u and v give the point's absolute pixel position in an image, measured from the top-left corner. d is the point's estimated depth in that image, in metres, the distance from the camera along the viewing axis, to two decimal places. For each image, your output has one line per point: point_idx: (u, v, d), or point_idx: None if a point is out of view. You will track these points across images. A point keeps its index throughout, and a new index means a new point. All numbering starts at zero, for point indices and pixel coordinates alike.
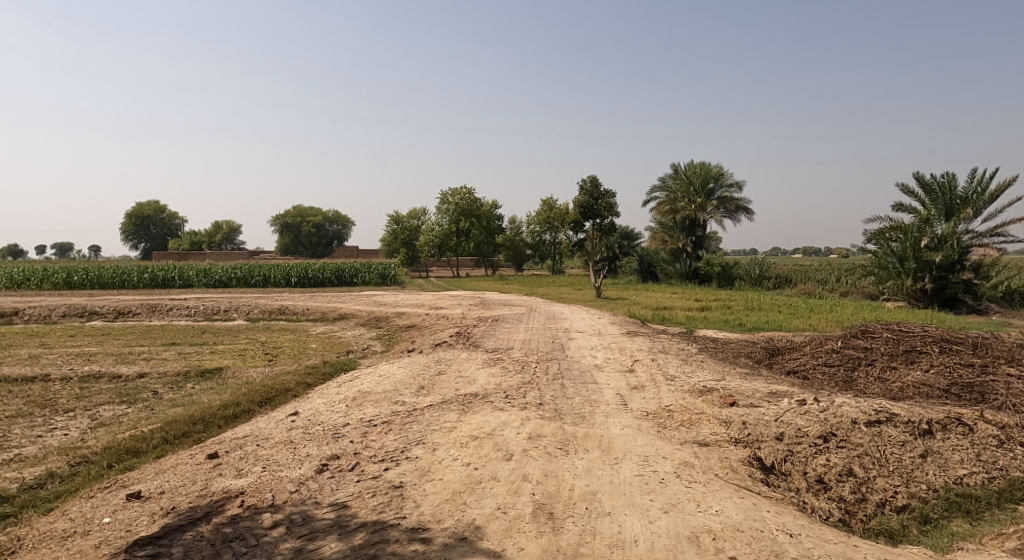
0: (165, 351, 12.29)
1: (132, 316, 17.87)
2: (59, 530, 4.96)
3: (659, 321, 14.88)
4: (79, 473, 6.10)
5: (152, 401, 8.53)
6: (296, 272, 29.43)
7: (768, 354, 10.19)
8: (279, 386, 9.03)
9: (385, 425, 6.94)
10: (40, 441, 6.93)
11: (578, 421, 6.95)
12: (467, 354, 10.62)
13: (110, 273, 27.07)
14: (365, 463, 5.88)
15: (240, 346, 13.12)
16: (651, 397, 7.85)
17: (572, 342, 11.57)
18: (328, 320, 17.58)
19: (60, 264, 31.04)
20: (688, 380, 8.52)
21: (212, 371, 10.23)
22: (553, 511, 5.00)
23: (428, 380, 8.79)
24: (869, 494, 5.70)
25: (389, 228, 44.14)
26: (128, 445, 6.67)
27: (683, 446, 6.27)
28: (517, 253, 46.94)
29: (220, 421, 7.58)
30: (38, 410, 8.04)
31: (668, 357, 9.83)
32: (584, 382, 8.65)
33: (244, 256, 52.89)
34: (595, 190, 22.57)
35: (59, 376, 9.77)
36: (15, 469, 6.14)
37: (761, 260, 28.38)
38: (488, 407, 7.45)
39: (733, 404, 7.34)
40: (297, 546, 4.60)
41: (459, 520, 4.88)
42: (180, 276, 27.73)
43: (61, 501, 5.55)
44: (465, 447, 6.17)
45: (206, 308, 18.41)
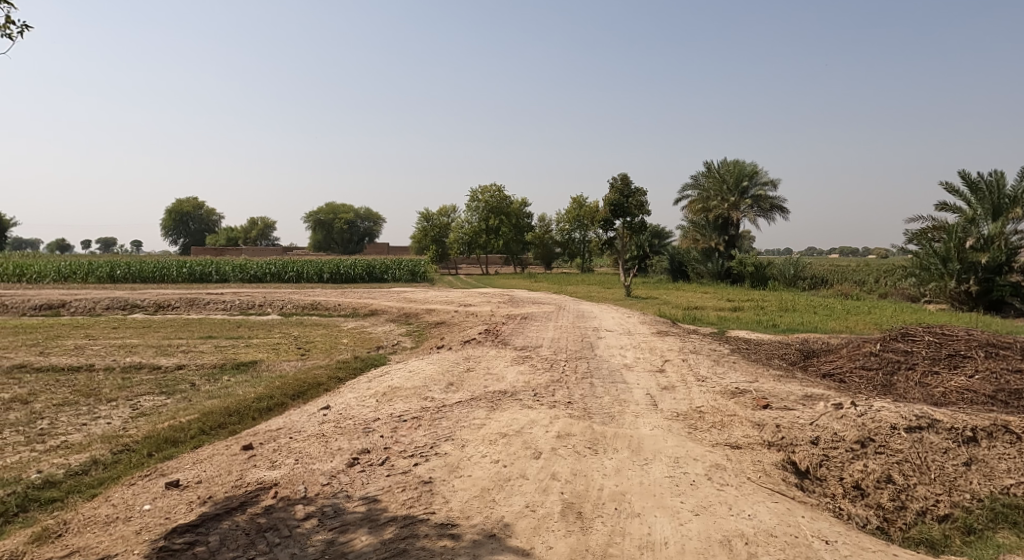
0: (202, 344, 12.61)
1: (171, 309, 18.40)
2: (103, 516, 5.13)
3: (690, 321, 14.71)
4: (121, 461, 6.30)
5: (189, 392, 8.77)
6: (327, 269, 29.84)
7: (802, 356, 9.96)
8: (311, 380, 9.19)
9: (414, 421, 7.00)
10: (84, 429, 7.18)
11: (608, 420, 6.91)
12: (496, 351, 10.64)
13: (150, 267, 27.94)
14: (395, 458, 5.94)
15: (274, 340, 13.37)
16: (681, 398, 7.77)
17: (601, 341, 11.50)
18: (359, 315, 17.81)
19: (104, 259, 32.07)
20: (720, 381, 8.41)
21: (247, 364, 10.47)
22: (581, 511, 4.98)
23: (458, 377, 8.85)
24: (909, 502, 5.55)
25: (419, 225, 44.26)
26: (166, 435, 6.85)
27: (715, 448, 6.17)
28: (546, 252, 47.29)
29: (255, 413, 7.76)
30: (83, 399, 8.33)
31: (699, 358, 9.72)
32: (613, 381, 8.61)
33: (278, 251, 54.04)
34: (626, 188, 22.38)
35: (103, 366, 10.11)
36: (62, 455, 6.38)
37: (796, 260, 27.59)
38: (516, 404, 7.46)
39: (766, 406, 7.18)
40: (329, 538, 4.66)
41: (488, 517, 4.90)
42: (217, 272, 28.47)
43: (104, 488, 5.75)
44: (493, 444, 6.19)
45: (242, 303, 18.84)
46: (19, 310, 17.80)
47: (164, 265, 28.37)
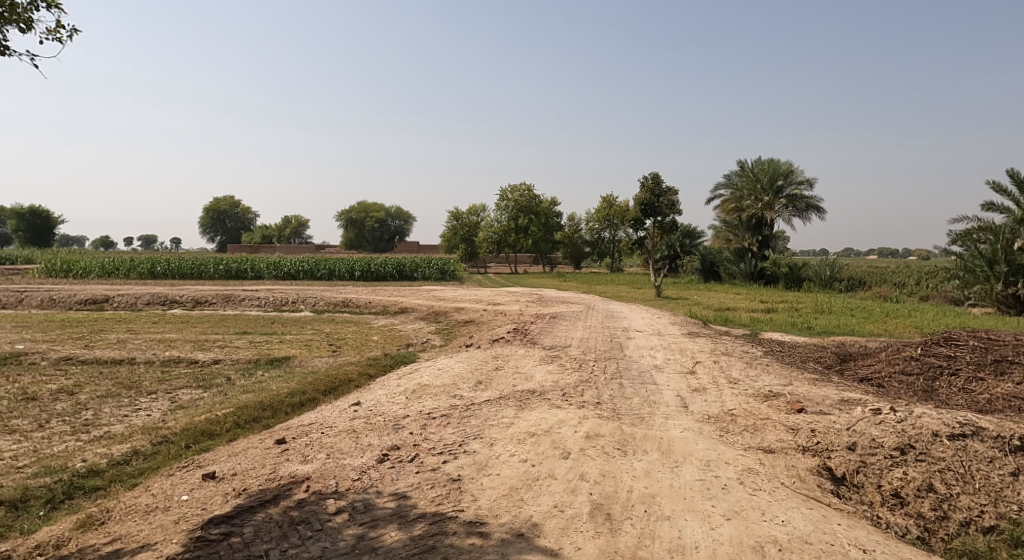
0: (238, 339, 12.91)
1: (209, 305, 18.86)
2: (143, 505, 5.29)
3: (721, 322, 14.49)
4: (161, 452, 6.48)
5: (225, 386, 8.99)
6: (358, 267, 30.16)
7: (838, 360, 9.72)
8: (343, 377, 9.32)
9: (444, 418, 7.05)
10: (126, 420, 7.41)
11: (637, 421, 6.86)
12: (524, 350, 10.64)
13: (189, 264, 28.69)
14: (424, 455, 5.98)
15: (306, 336, 13.63)
16: (712, 400, 7.65)
17: (631, 341, 11.40)
18: (390, 313, 18.00)
19: (145, 256, 33.05)
20: (753, 383, 8.25)
21: (280, 359, 10.68)
22: (610, 512, 4.95)
23: (486, 376, 8.88)
24: (952, 512, 5.38)
25: (449, 224, 44.49)
26: (203, 427, 7.03)
27: (747, 452, 6.07)
28: (575, 251, 47.17)
29: (288, 408, 7.91)
30: (125, 391, 8.60)
31: (731, 360, 9.55)
32: (643, 382, 8.53)
33: (311, 249, 55.07)
34: (657, 187, 22.12)
35: (144, 359, 10.43)
36: (105, 445, 6.59)
37: (832, 261, 26.87)
38: (545, 404, 7.45)
39: (801, 410, 7.03)
40: (360, 533, 4.72)
41: (516, 516, 4.90)
42: (252, 269, 29.07)
43: (145, 477, 5.93)
44: (522, 443, 6.19)
45: (275, 299, 19.21)
46: (66, 304, 18.44)
47: (202, 262, 29.09)
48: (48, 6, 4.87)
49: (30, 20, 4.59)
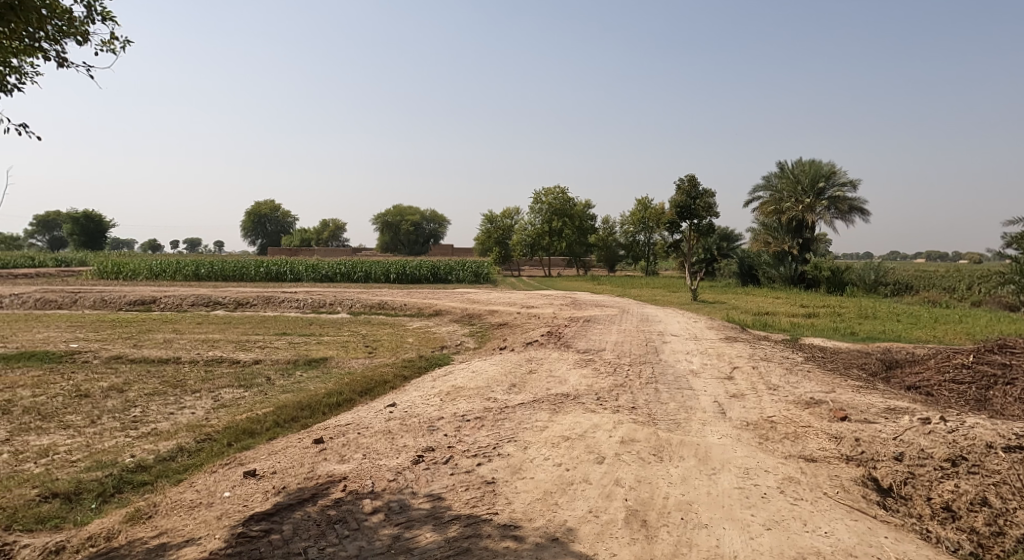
0: (278, 340, 13.21)
1: (250, 306, 19.36)
2: (188, 500, 5.45)
3: (760, 327, 14.19)
4: (204, 449, 6.67)
5: (265, 386, 9.21)
6: (394, 269, 30.55)
7: (883, 367, 9.40)
8: (379, 378, 9.45)
9: (478, 421, 7.07)
10: (171, 418, 7.65)
11: (673, 427, 6.76)
12: (558, 354, 10.61)
13: (231, 266, 29.52)
14: (458, 457, 6.01)
15: (344, 337, 13.86)
16: (751, 406, 7.49)
17: (667, 346, 11.25)
18: (424, 315, 18.17)
19: (190, 258, 34.14)
20: (794, 390, 8.04)
21: (318, 360, 10.88)
22: (646, 519, 4.89)
23: (520, 379, 8.88)
24: (1008, 528, 5.11)
25: (483, 227, 44.56)
26: (245, 426, 7.20)
27: (787, 460, 5.92)
28: (609, 255, 46.70)
29: (325, 408, 8.04)
30: (171, 389, 8.89)
31: (770, 366, 9.32)
32: (679, 387, 8.40)
33: (348, 251, 56.07)
34: (693, 189, 21.81)
35: (188, 358, 10.76)
36: (152, 441, 6.82)
37: (876, 265, 26.03)
38: (579, 408, 7.40)
39: (844, 418, 6.82)
40: (396, 533, 4.76)
41: (551, 520, 4.88)
42: (292, 271, 29.76)
43: (189, 474, 6.11)
44: (556, 447, 6.17)
45: (314, 301, 19.60)
46: (116, 305, 19.17)
47: (243, 264, 29.87)
48: (103, 18, 5.07)
49: (86, 33, 4.78)
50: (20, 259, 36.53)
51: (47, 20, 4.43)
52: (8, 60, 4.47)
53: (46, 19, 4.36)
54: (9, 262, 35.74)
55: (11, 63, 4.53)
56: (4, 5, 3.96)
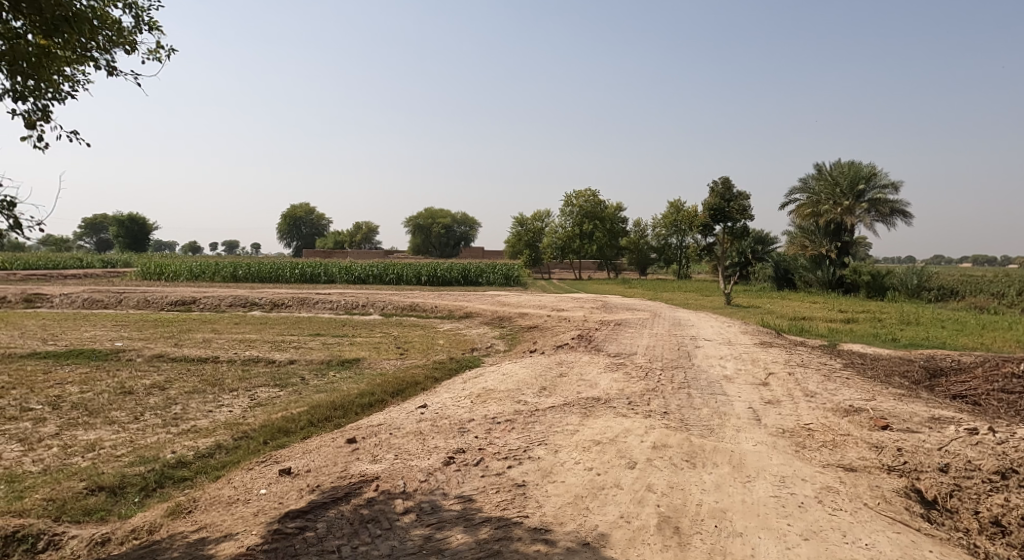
0: (312, 341, 13.45)
1: (285, 307, 19.74)
2: (226, 497, 5.58)
3: (797, 332, 13.88)
4: (241, 446, 6.82)
5: (300, 386, 9.37)
6: (425, 272, 30.81)
7: (927, 375, 9.09)
8: (410, 379, 9.54)
9: (508, 424, 7.07)
10: (210, 415, 7.84)
11: (707, 433, 6.66)
12: (589, 357, 10.55)
13: (267, 268, 30.16)
14: (488, 459, 6.03)
15: (376, 339, 14.02)
16: (787, 414, 7.32)
17: (700, 351, 11.08)
18: (454, 317, 18.28)
19: (228, 260, 35.00)
20: (832, 397, 7.83)
21: (351, 361, 11.04)
22: (679, 526, 4.81)
23: (551, 382, 8.86)
24: None
25: (514, 230, 44.23)
26: (280, 425, 7.34)
27: (825, 469, 5.76)
28: (641, 258, 46.31)
29: (358, 408, 8.15)
30: (210, 388, 9.12)
31: (807, 372, 9.10)
32: (712, 392, 8.26)
33: (381, 254, 56.78)
34: (727, 192, 21.49)
35: (226, 358, 11.03)
36: (192, 438, 7.01)
37: (920, 269, 25.18)
38: (610, 412, 7.35)
39: (886, 427, 6.62)
40: (427, 533, 4.79)
41: (582, 525, 4.85)
42: (326, 273, 30.30)
43: (226, 470, 6.26)
44: (587, 451, 6.13)
45: (347, 303, 19.89)
46: (159, 305, 19.77)
47: (279, 266, 30.54)
48: (150, 28, 5.23)
49: (134, 42, 4.95)
50: (70, 260, 37.99)
51: (98, 30, 4.59)
52: (61, 69, 4.64)
53: (97, 29, 4.52)
54: (61, 263, 37.17)
55: (63, 71, 4.70)
56: (58, 17, 4.12)
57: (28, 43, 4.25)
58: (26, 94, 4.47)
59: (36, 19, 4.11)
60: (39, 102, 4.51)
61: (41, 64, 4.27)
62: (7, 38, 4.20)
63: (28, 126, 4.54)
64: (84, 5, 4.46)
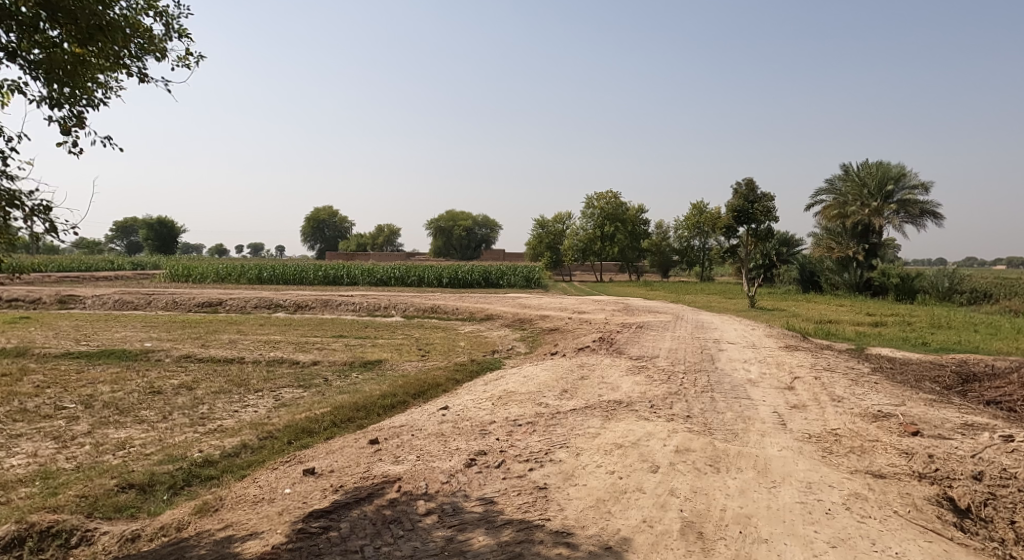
0: (335, 342, 13.60)
1: (309, 309, 19.99)
2: (251, 496, 5.66)
3: (823, 335, 13.64)
4: (266, 446, 6.91)
5: (323, 387, 9.48)
6: (447, 274, 30.96)
7: (959, 380, 8.87)
8: (431, 381, 9.58)
9: (529, 426, 7.06)
10: (236, 415, 7.97)
11: (730, 438, 6.57)
12: (610, 360, 10.50)
13: (291, 271, 30.58)
14: (510, 461, 6.03)
15: (397, 341, 14.11)
16: (813, 418, 7.19)
17: (723, 354, 10.95)
18: (476, 319, 18.33)
19: (253, 262, 35.51)
20: (860, 402, 7.68)
21: (373, 362, 11.13)
22: (702, 531, 4.75)
23: (572, 384, 8.83)
24: None
25: (535, 232, 44.48)
26: (303, 425, 7.43)
27: (853, 476, 5.65)
28: (663, 259, 45.97)
29: (380, 409, 8.21)
30: (236, 388, 9.28)
31: (834, 377, 8.93)
32: (736, 396, 8.16)
33: (402, 256, 57.22)
34: (751, 193, 21.24)
35: (252, 359, 11.20)
36: (218, 438, 7.13)
37: (951, 271, 24.54)
38: (632, 415, 7.29)
39: (916, 433, 6.49)
40: (449, 535, 4.80)
41: (604, 528, 4.82)
42: (348, 275, 30.59)
43: (252, 470, 6.35)
44: (609, 455, 6.09)
45: (369, 304, 20.07)
46: (186, 307, 20.16)
47: (303, 269, 30.96)
48: (180, 35, 5.34)
49: (164, 49, 5.05)
50: (102, 262, 38.92)
51: (131, 38, 4.70)
52: (95, 76, 4.76)
53: (130, 37, 4.63)
54: (92, 264, 38.12)
55: (97, 78, 4.82)
56: (92, 27, 4.22)
57: (64, 51, 4.38)
58: (61, 101, 4.59)
59: (71, 28, 4.22)
60: (74, 109, 4.63)
61: (77, 72, 4.38)
62: (44, 47, 4.32)
63: (63, 132, 4.66)
64: (118, 14, 4.57)
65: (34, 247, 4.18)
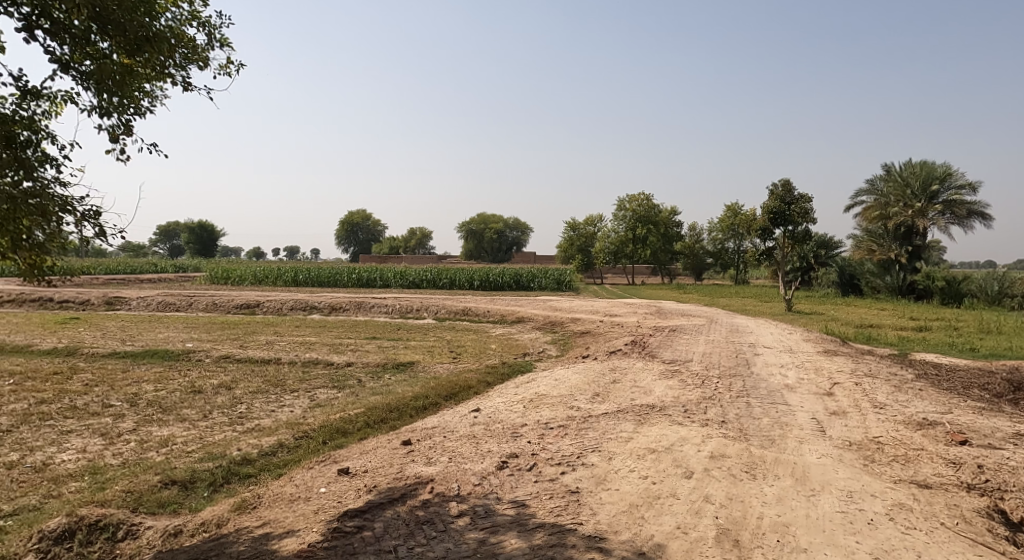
0: (368, 344, 13.77)
1: (343, 311, 20.31)
2: (288, 494, 5.77)
3: (864, 340, 13.23)
4: (301, 446, 7.04)
5: (357, 388, 9.62)
6: (478, 277, 31.13)
7: (1011, 388, 8.50)
8: (463, 383, 9.62)
9: (561, 429, 7.04)
10: (273, 415, 8.14)
11: (767, 444, 6.43)
12: (643, 363, 10.39)
13: (326, 273, 31.13)
14: (542, 465, 6.01)
15: (429, 343, 14.22)
16: (854, 426, 6.99)
17: (759, 358, 10.73)
18: (507, 322, 18.36)
19: (289, 265, 36.24)
20: (904, 409, 7.44)
21: (405, 364, 11.24)
22: (738, 539, 4.66)
23: (604, 388, 8.76)
24: None
25: (566, 235, 44.52)
26: (338, 426, 7.54)
27: (897, 485, 5.47)
28: (696, 262, 45.32)
29: (412, 411, 8.28)
30: (272, 388, 9.48)
31: (876, 383, 8.66)
32: (773, 402, 7.99)
33: (434, 259, 57.71)
34: (788, 194, 20.80)
35: (288, 360, 11.43)
36: (256, 436, 7.29)
37: (1001, 274, 23.48)
38: (665, 420, 7.20)
39: (965, 442, 6.26)
40: (481, 537, 4.81)
41: (637, 534, 4.76)
42: (381, 278, 30.95)
43: (288, 469, 6.47)
44: (642, 459, 6.02)
45: (402, 307, 20.26)
46: (225, 308, 20.69)
47: (337, 272, 31.48)
48: (222, 45, 5.48)
49: (207, 59, 5.20)
50: (146, 265, 40.25)
51: (176, 48, 4.85)
52: (142, 85, 4.92)
53: (175, 47, 4.78)
54: (137, 267, 39.52)
55: (144, 87, 4.98)
56: (140, 38, 4.37)
57: (113, 62, 4.54)
58: (110, 110, 4.76)
59: (121, 40, 4.38)
60: (122, 117, 4.80)
61: (125, 82, 4.55)
62: (94, 58, 4.50)
63: (111, 140, 4.84)
64: (164, 25, 4.72)
65: (84, 250, 4.35)
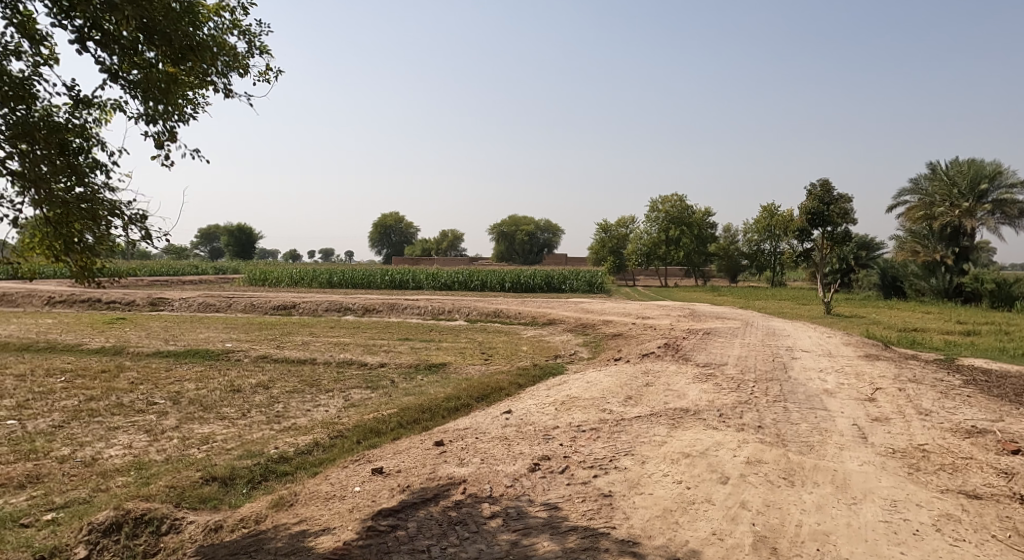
0: (401, 345, 13.91)
1: (376, 313, 20.56)
2: (323, 492, 5.86)
3: (908, 345, 12.79)
4: (336, 445, 7.15)
5: (390, 388, 9.72)
6: (509, 279, 31.21)
7: None
8: (494, 385, 9.64)
9: (593, 432, 6.99)
10: (308, 414, 8.29)
11: (806, 450, 6.28)
12: (676, 367, 10.26)
13: (360, 275, 31.58)
14: (574, 467, 5.98)
15: (461, 344, 14.29)
16: (898, 433, 6.77)
17: (796, 362, 10.48)
18: (538, 324, 18.33)
19: (324, 267, 36.90)
20: (950, 416, 7.17)
21: (437, 365, 11.31)
22: (776, 547, 4.55)
23: (636, 391, 8.68)
24: None
25: (598, 237, 44.33)
26: (372, 426, 7.64)
27: (944, 495, 5.27)
28: (731, 264, 44.53)
29: (444, 412, 8.33)
30: (308, 388, 9.65)
31: (921, 389, 8.37)
32: (811, 407, 7.79)
33: (466, 261, 58.01)
34: (826, 194, 20.29)
35: (323, 360, 11.63)
36: (293, 435, 7.44)
37: None
38: (699, 424, 7.09)
39: (1017, 451, 6.00)
40: (513, 539, 4.80)
41: (672, 540, 4.69)
42: (413, 280, 31.25)
43: (324, 467, 6.58)
44: (676, 464, 5.94)
45: (434, 308, 20.42)
46: (263, 309, 21.17)
47: (371, 274, 31.89)
48: (261, 52, 5.61)
49: (246, 66, 5.32)
50: (188, 267, 41.52)
51: (217, 56, 4.98)
52: (186, 93, 5.06)
53: (217, 55, 4.91)
54: (179, 269, 40.78)
55: (187, 94, 5.13)
56: (184, 46, 4.50)
57: (159, 71, 4.68)
58: (155, 118, 4.91)
59: (165, 49, 4.51)
60: (167, 124, 4.94)
61: (170, 90, 4.70)
62: (141, 67, 4.65)
63: (157, 146, 4.99)
64: (206, 34, 4.85)
65: (131, 253, 4.50)
